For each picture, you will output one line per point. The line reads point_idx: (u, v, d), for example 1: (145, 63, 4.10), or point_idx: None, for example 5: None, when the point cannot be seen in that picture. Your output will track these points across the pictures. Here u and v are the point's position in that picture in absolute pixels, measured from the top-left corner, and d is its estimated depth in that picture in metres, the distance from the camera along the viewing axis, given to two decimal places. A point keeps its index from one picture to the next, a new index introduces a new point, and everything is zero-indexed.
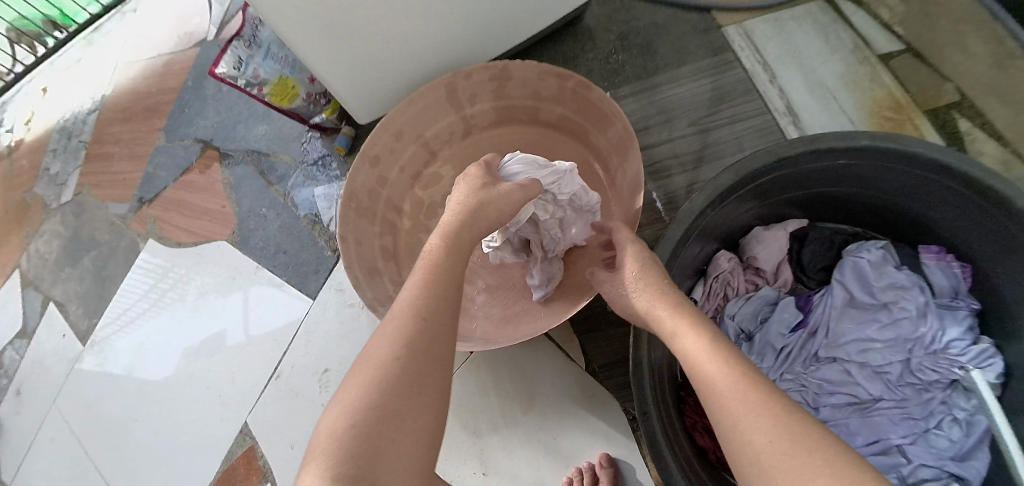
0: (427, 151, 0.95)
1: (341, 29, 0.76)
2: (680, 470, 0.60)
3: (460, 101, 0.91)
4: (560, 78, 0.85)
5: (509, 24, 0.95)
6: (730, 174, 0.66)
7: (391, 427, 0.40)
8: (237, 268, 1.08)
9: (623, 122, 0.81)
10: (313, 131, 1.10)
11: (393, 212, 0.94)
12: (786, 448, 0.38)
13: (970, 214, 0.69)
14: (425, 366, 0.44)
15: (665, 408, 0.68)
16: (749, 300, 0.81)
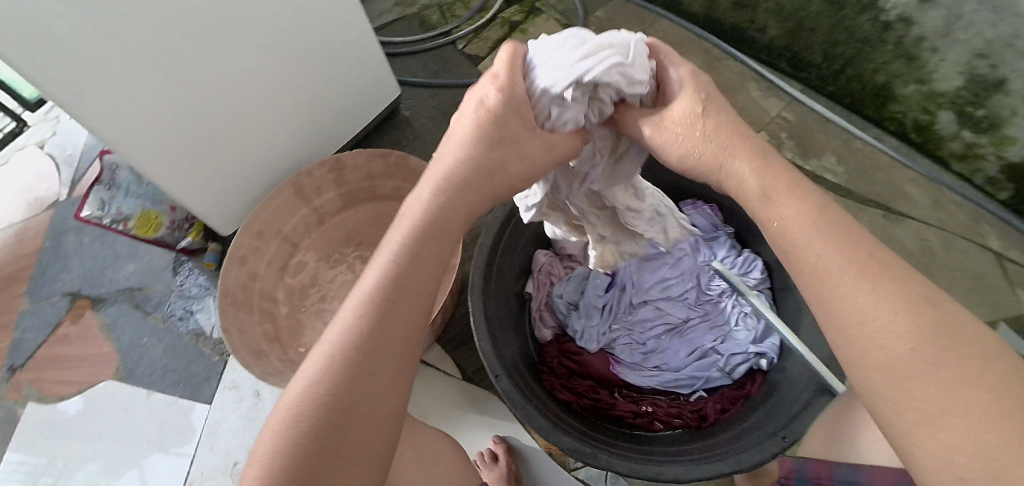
0: (289, 243, 1.09)
1: (189, 157, 0.93)
2: (539, 413, 0.79)
3: (308, 196, 1.08)
4: (382, 155, 1.05)
5: (337, 128, 1.17)
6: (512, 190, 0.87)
7: (340, 445, 0.42)
8: (129, 402, 1.10)
9: None
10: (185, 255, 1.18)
11: (268, 302, 1.06)
12: (934, 356, 0.39)
13: None
14: (376, 369, 0.44)
15: (522, 376, 0.85)
16: (569, 280, 0.99)
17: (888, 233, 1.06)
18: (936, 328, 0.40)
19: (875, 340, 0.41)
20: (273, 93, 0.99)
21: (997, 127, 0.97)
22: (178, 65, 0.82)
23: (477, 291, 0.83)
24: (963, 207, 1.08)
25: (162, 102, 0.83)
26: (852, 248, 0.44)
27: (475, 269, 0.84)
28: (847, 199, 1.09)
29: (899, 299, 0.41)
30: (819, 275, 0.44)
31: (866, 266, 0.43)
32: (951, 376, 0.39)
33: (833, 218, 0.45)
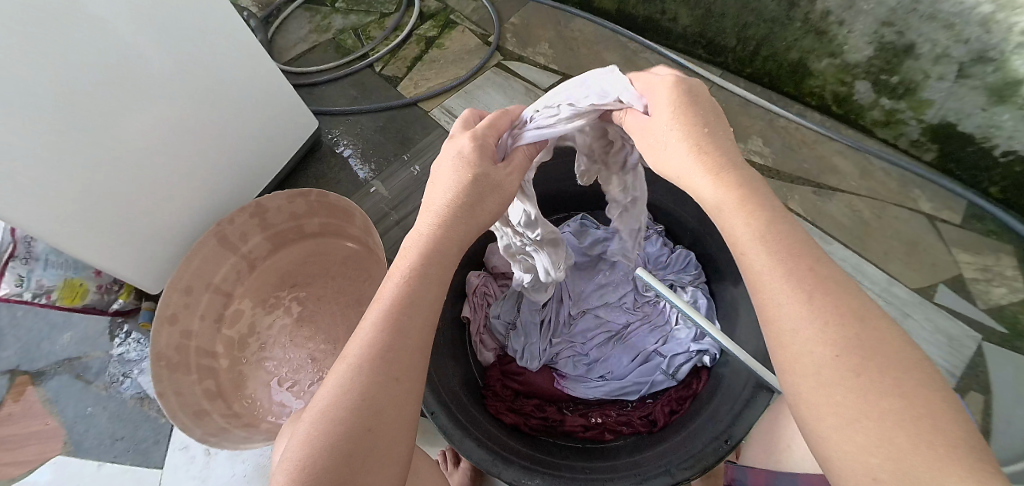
0: (221, 293, 1.06)
1: (107, 224, 0.89)
2: (475, 441, 0.73)
3: (233, 243, 1.05)
4: (303, 195, 1.06)
5: (261, 169, 1.16)
6: None
7: (367, 446, 0.44)
8: (79, 478, 1.05)
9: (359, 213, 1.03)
10: (117, 318, 1.18)
11: (207, 358, 1.02)
12: (852, 363, 0.37)
13: None
14: (403, 374, 0.47)
15: (458, 402, 0.79)
16: (503, 298, 0.96)
17: (821, 210, 1.02)
18: (861, 332, 0.38)
19: (800, 344, 0.39)
20: (185, 145, 0.97)
21: (912, 92, 0.97)
22: (78, 131, 0.79)
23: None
24: (889, 173, 1.04)
25: (64, 171, 0.80)
26: (790, 251, 0.42)
27: None
28: (774, 179, 1.06)
29: (829, 303, 0.39)
30: (759, 277, 0.42)
31: (802, 271, 0.41)
32: (872, 383, 0.37)
33: (771, 223, 0.43)
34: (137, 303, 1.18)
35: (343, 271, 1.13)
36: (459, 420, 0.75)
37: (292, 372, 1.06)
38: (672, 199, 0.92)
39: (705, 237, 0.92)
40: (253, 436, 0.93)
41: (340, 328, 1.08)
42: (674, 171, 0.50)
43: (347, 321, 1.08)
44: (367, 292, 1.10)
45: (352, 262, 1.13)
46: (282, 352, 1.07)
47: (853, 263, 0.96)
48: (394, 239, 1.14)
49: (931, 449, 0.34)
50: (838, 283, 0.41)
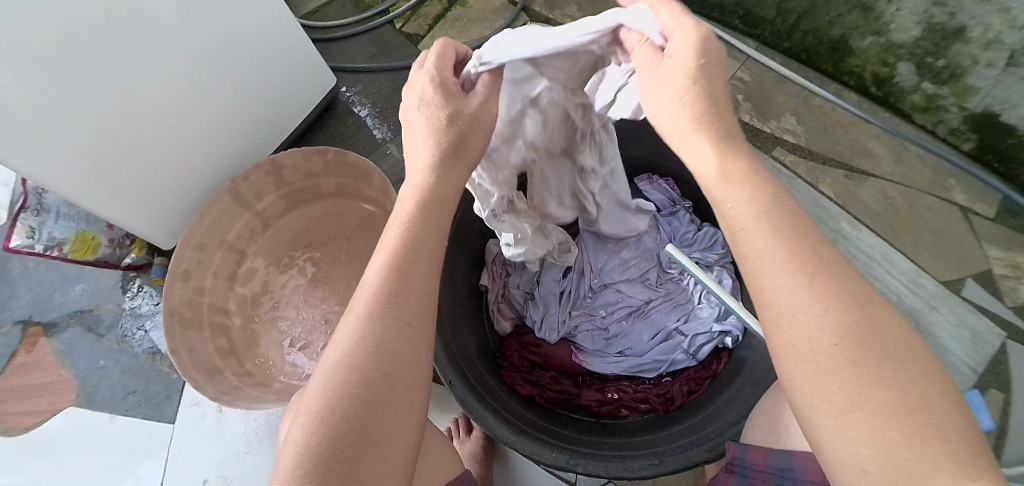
0: (234, 251, 1.05)
1: (119, 178, 0.87)
2: (492, 412, 0.72)
3: (247, 200, 1.04)
4: (319, 154, 1.03)
5: (277, 126, 1.13)
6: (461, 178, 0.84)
7: (384, 391, 0.43)
8: (93, 429, 1.06)
9: (378, 174, 1.00)
10: (130, 272, 1.16)
11: (219, 315, 1.01)
12: (853, 351, 0.35)
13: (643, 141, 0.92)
14: (409, 320, 0.45)
15: (477, 373, 0.79)
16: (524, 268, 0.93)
17: (852, 195, 0.99)
18: (858, 319, 0.36)
19: (798, 328, 0.36)
20: (199, 101, 0.93)
21: (958, 77, 0.93)
22: (90, 82, 0.76)
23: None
24: (925, 160, 1.01)
25: (75, 125, 0.77)
26: (790, 231, 0.38)
27: None
28: (807, 160, 1.03)
29: (826, 289, 0.36)
30: (755, 258, 0.38)
31: (805, 253, 0.37)
32: (865, 369, 0.35)
33: (769, 200, 0.39)
34: (149, 258, 1.15)
35: (358, 234, 1.11)
36: (478, 392, 0.75)
37: (305, 333, 1.04)
38: None
39: None
40: (267, 396, 0.93)
41: (354, 290, 1.06)
42: (672, 131, 0.44)
43: (360, 285, 1.06)
44: None
45: (368, 225, 1.10)
46: (296, 312, 1.05)
47: (882, 251, 0.94)
48: None
49: (923, 442, 0.33)
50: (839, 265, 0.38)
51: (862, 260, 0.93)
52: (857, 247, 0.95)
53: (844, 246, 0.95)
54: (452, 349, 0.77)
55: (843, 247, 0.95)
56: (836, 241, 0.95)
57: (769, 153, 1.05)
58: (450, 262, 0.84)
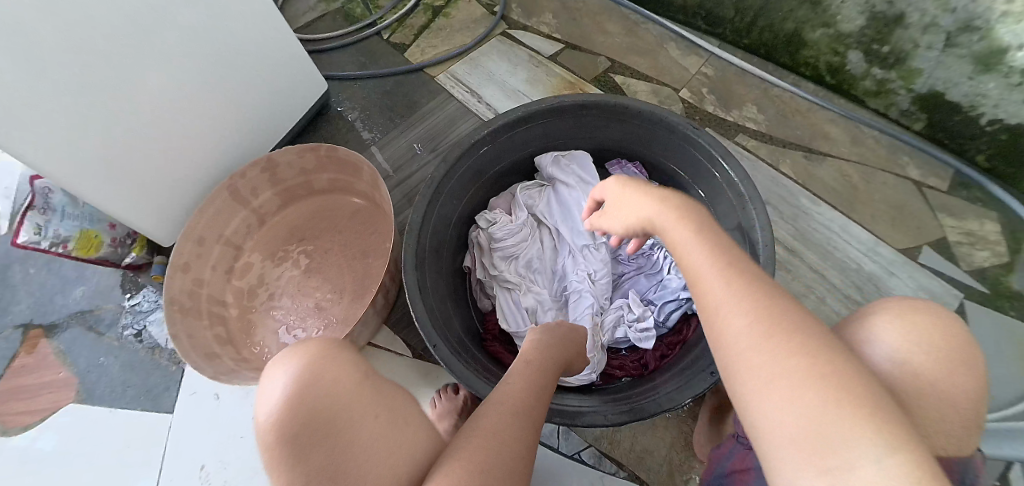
0: (232, 246, 1.12)
1: (122, 171, 0.93)
2: (475, 374, 0.76)
3: (244, 198, 1.11)
4: (313, 150, 1.09)
5: (272, 130, 1.20)
6: (444, 165, 0.89)
7: (498, 452, 0.52)
8: (92, 422, 1.10)
9: (366, 165, 1.06)
10: (128, 273, 1.22)
11: (217, 306, 1.07)
12: (777, 354, 0.42)
13: (616, 126, 0.99)
14: (528, 413, 0.58)
15: (456, 340, 0.83)
16: (499, 246, 0.96)
17: (811, 174, 1.06)
18: (799, 343, 0.43)
19: (732, 340, 0.45)
20: (200, 103, 1.01)
21: (903, 61, 1.00)
22: (101, 81, 0.83)
23: (409, 262, 0.82)
24: (880, 140, 1.08)
25: (81, 118, 0.83)
26: (744, 277, 0.48)
27: (408, 245, 0.83)
28: (768, 143, 1.10)
29: (772, 320, 0.44)
30: (702, 292, 0.49)
31: (759, 297, 0.46)
32: (785, 365, 0.42)
33: (730, 261, 0.49)
34: (149, 258, 1.22)
35: (348, 226, 1.16)
36: (458, 353, 0.79)
37: (300, 320, 1.07)
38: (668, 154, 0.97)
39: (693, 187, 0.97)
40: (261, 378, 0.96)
41: (346, 279, 1.10)
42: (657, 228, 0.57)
43: (351, 274, 1.10)
44: (371, 245, 1.12)
45: (358, 218, 1.16)
46: (292, 301, 1.09)
47: (840, 223, 1.00)
48: (399, 197, 1.18)
49: (828, 420, 0.39)
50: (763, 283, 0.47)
51: (821, 230, 0.99)
52: (818, 221, 1.00)
53: (806, 219, 1.00)
54: (434, 314, 0.81)
55: (805, 221, 1.00)
56: (798, 215, 1.01)
57: (733, 139, 1.12)
58: (434, 241, 0.90)
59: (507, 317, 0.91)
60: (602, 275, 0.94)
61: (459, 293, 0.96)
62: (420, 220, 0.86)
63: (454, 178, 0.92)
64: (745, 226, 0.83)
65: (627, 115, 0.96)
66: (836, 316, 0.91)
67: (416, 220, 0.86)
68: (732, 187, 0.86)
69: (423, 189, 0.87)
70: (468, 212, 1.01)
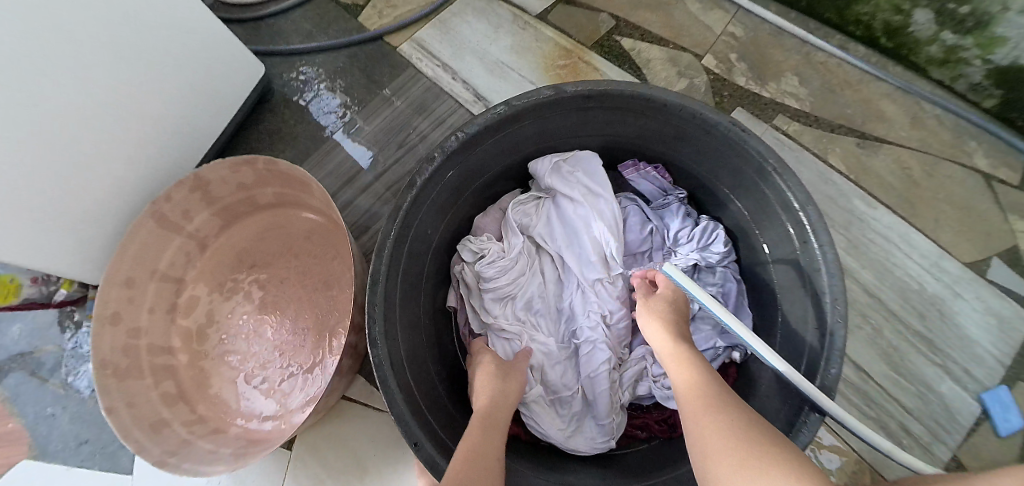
0: (171, 281, 0.95)
1: (21, 206, 0.72)
2: None
3: (176, 223, 0.92)
4: (248, 163, 0.88)
5: (202, 130, 0.97)
6: (407, 193, 0.69)
7: (479, 461, 0.54)
8: (48, 484, 0.94)
9: (313, 182, 0.85)
10: (68, 308, 1.03)
11: (162, 356, 0.92)
12: (733, 441, 0.46)
13: (629, 118, 0.78)
14: (498, 426, 0.61)
15: (446, 423, 0.70)
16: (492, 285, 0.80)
17: (864, 167, 0.87)
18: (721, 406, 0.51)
19: (701, 424, 0.49)
20: (93, 119, 0.78)
21: (986, 25, 0.79)
22: None
23: (376, 332, 0.64)
24: (944, 121, 0.88)
25: None
26: (705, 374, 0.56)
27: (372, 310, 0.65)
28: (812, 127, 0.91)
29: (718, 408, 0.50)
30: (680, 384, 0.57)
31: (699, 374, 0.56)
32: (738, 454, 0.45)
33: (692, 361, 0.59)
34: (83, 292, 1.04)
35: (307, 248, 0.98)
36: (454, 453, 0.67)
37: (260, 367, 0.92)
38: (702, 163, 0.80)
39: (727, 201, 0.81)
40: (219, 449, 0.82)
41: (309, 316, 0.94)
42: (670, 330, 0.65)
43: (314, 308, 0.94)
44: (336, 273, 0.94)
45: (317, 238, 0.98)
46: (247, 346, 0.94)
47: (900, 231, 0.83)
48: (365, 207, 0.99)
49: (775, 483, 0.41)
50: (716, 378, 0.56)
51: (875, 241, 0.83)
52: (876, 229, 0.84)
53: (859, 228, 0.84)
54: (416, 399, 0.67)
55: (859, 230, 0.84)
56: (850, 223, 0.84)
57: (769, 122, 0.92)
58: (406, 290, 0.72)
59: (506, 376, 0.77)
60: (616, 316, 0.80)
61: (442, 341, 0.81)
62: (385, 270, 0.67)
63: (424, 205, 0.73)
64: (808, 269, 0.66)
65: (647, 110, 0.75)
66: (894, 351, 0.76)
67: (378, 271, 0.67)
68: (785, 208, 0.69)
69: (385, 230, 0.68)
70: (449, 238, 0.84)
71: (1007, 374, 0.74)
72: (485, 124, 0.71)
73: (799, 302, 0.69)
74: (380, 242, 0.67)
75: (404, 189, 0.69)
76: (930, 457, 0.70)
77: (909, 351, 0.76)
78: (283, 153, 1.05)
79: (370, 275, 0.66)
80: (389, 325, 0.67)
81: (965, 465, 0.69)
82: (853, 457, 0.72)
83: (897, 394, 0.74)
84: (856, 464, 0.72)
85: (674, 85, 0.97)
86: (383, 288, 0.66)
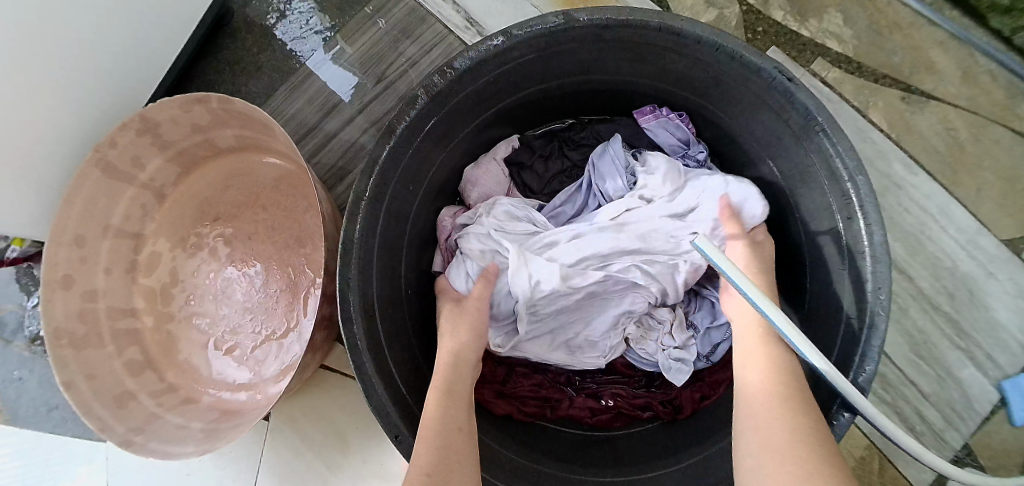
0: (128, 236, 0.85)
1: None
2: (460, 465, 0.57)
3: (125, 173, 0.80)
4: (201, 102, 0.74)
5: (148, 57, 0.82)
6: (384, 143, 0.56)
7: (445, 437, 0.48)
8: (22, 451, 0.89)
9: (266, 119, 0.69)
10: (25, 264, 0.92)
11: (125, 319, 0.84)
12: (789, 445, 0.41)
13: (658, 60, 0.64)
14: (459, 389, 0.55)
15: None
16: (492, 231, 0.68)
17: (908, 125, 0.79)
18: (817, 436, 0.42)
19: (754, 427, 0.45)
20: (16, 54, 0.63)
21: None
22: None
23: (351, 309, 0.54)
24: (998, 77, 0.79)
25: None
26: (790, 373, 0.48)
27: (346, 284, 0.55)
28: (855, 75, 0.81)
29: (805, 435, 0.42)
30: (745, 369, 0.50)
31: (784, 374, 0.48)
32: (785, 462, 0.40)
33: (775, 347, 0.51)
34: (39, 247, 0.91)
35: (275, 200, 0.85)
36: None
37: (230, 332, 0.84)
38: (733, 116, 0.67)
39: (758, 161, 0.69)
40: (191, 424, 0.77)
41: (281, 275, 0.82)
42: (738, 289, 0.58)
43: (283, 271, 0.82)
44: (308, 228, 0.82)
45: (287, 187, 0.85)
46: (215, 309, 0.85)
47: (939, 202, 0.77)
48: (339, 151, 0.87)
49: None
50: (785, 366, 0.49)
51: (908, 212, 0.77)
52: (911, 199, 0.77)
53: (895, 195, 0.77)
54: (399, 387, 0.58)
55: (895, 197, 0.77)
56: (886, 188, 0.78)
57: (807, 67, 0.82)
58: (385, 259, 0.61)
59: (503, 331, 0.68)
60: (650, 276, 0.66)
61: (430, 313, 0.72)
62: (358, 237, 0.56)
63: (405, 157, 0.59)
64: (849, 250, 0.57)
65: (676, 47, 0.59)
66: (918, 333, 0.74)
67: (351, 239, 0.55)
68: (830, 176, 0.57)
69: (356, 187, 0.56)
70: (435, 193, 0.71)
71: None
72: (476, 56, 0.56)
73: (836, 288, 0.60)
74: (352, 203, 0.55)
75: (380, 137, 0.56)
76: (940, 443, 0.72)
77: (934, 334, 0.74)
78: (246, 86, 0.91)
79: (342, 241, 0.55)
80: (369, 302, 0.57)
81: (974, 453, 0.71)
82: (864, 442, 0.72)
83: (914, 377, 0.73)
84: (865, 449, 0.72)
85: (701, 17, 0.84)
86: (359, 256, 0.56)
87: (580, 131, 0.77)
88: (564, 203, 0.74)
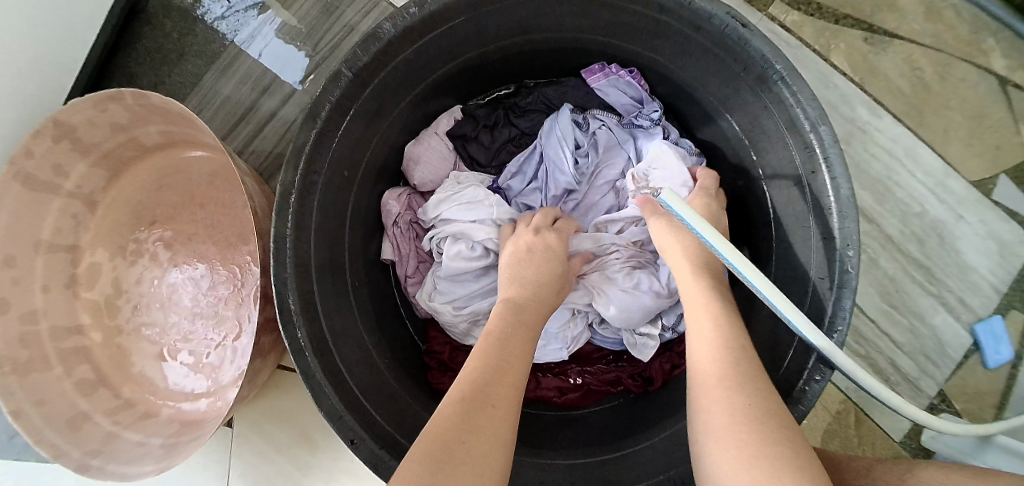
0: (63, 249, 0.79)
1: None
2: None
3: (49, 183, 0.73)
4: (115, 99, 0.68)
5: (63, 47, 0.76)
6: (308, 127, 0.51)
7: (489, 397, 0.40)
8: None
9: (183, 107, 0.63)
10: None
11: (70, 338, 0.79)
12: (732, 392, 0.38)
13: (602, 11, 0.59)
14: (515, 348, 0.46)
15: (392, 407, 0.58)
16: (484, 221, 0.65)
17: (872, 67, 0.76)
18: (762, 413, 0.36)
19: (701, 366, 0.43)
20: None
21: None
22: None
23: (288, 309, 0.51)
24: (961, 12, 0.76)
25: None
26: (745, 357, 0.41)
27: (280, 285, 0.51)
28: (814, 18, 0.77)
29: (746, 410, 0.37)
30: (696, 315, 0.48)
31: (736, 362, 0.41)
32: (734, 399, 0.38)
33: (724, 328, 0.44)
34: None
35: (212, 197, 0.80)
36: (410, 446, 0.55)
37: (182, 340, 0.80)
38: (685, 69, 0.63)
39: (715, 114, 0.66)
40: (151, 440, 0.74)
41: (227, 275, 0.78)
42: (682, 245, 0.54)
43: (229, 271, 0.78)
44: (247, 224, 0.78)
45: (225, 181, 0.80)
46: (163, 317, 0.80)
47: (907, 145, 0.74)
48: (276, 135, 0.81)
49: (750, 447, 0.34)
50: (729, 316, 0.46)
51: (875, 159, 0.74)
52: (878, 143, 0.75)
53: (861, 141, 0.75)
54: (351, 386, 0.54)
55: (861, 144, 0.75)
56: (852, 135, 0.75)
57: (764, 11, 0.77)
58: (325, 252, 0.57)
59: (447, 288, 0.66)
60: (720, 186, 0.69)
61: (384, 302, 0.69)
62: (291, 231, 0.52)
63: (335, 140, 0.55)
64: (813, 205, 0.54)
65: None
66: (890, 282, 0.73)
67: (284, 236, 0.51)
68: (790, 127, 0.54)
69: (283, 178, 0.51)
70: (376, 176, 0.66)
71: (999, 302, 0.72)
72: (399, 23, 0.52)
73: (803, 245, 0.57)
74: (280, 197, 0.51)
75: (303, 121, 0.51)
76: (915, 391, 0.71)
77: (905, 282, 0.73)
78: (171, 76, 0.84)
79: (272, 238, 0.51)
80: (309, 300, 0.53)
81: (949, 398, 0.71)
82: (840, 396, 0.72)
83: (887, 329, 0.72)
84: (841, 403, 0.71)
85: None
86: (293, 253, 0.52)
87: (526, 96, 0.73)
88: (515, 175, 0.70)
